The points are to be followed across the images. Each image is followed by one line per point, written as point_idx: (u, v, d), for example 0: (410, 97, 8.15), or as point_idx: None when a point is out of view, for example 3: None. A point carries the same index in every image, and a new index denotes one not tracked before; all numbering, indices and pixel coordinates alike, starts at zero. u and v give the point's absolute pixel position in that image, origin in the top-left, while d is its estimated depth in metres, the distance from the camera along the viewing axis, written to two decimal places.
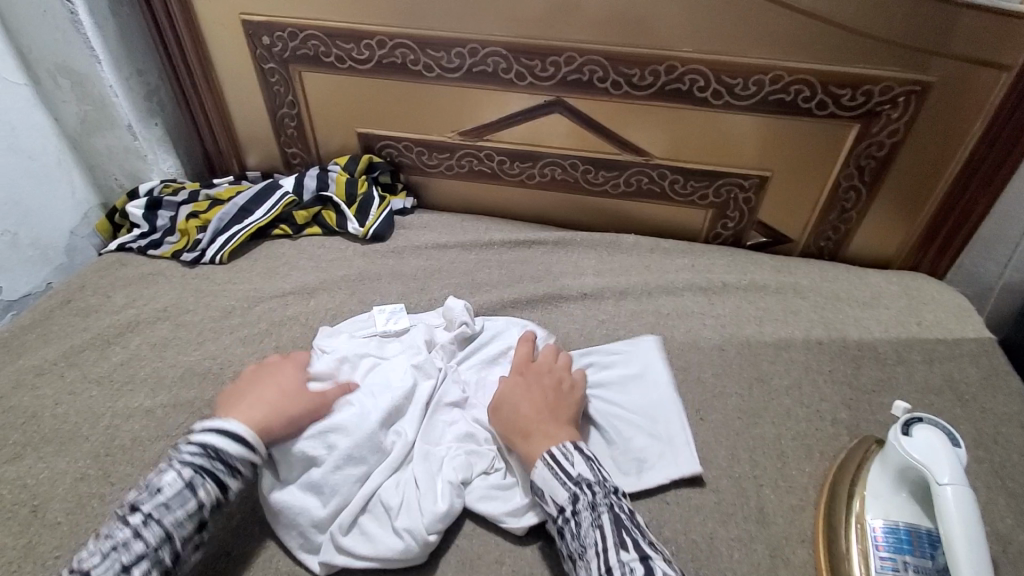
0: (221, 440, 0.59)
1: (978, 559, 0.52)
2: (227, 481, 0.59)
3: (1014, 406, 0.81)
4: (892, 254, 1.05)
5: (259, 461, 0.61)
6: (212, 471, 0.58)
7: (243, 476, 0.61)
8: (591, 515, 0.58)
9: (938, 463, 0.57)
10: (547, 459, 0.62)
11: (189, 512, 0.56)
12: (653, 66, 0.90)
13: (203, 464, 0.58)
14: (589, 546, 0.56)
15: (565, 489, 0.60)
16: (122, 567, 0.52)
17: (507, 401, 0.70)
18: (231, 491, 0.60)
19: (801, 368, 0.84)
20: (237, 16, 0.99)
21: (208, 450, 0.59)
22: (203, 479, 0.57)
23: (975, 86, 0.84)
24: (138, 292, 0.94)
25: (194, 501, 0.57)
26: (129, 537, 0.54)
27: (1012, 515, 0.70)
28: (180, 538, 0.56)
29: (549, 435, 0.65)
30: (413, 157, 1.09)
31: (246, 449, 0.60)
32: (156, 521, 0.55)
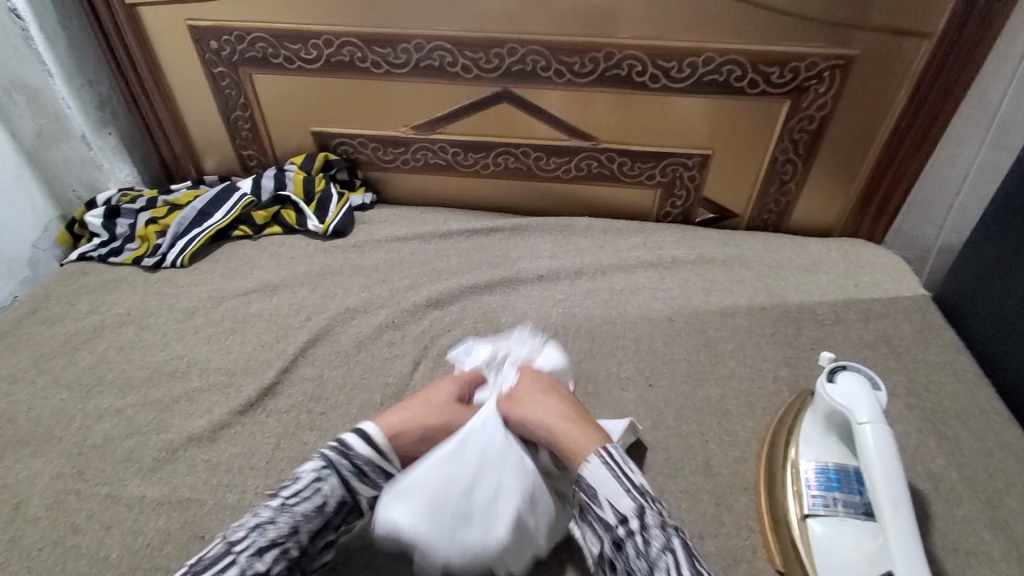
0: (355, 442, 0.63)
1: (894, 485, 0.55)
2: (354, 482, 0.62)
3: (945, 355, 0.86)
4: (832, 223, 1.11)
5: (388, 470, 0.64)
6: (340, 469, 0.61)
7: (372, 481, 0.63)
8: (662, 536, 0.55)
9: (858, 403, 0.61)
10: (603, 456, 0.60)
11: (316, 506, 0.59)
12: (592, 53, 0.94)
13: (335, 461, 0.62)
14: (660, 567, 0.53)
15: (628, 498, 0.58)
16: (257, 547, 0.55)
17: (536, 400, 0.66)
18: (355, 495, 0.62)
19: (746, 333, 0.89)
20: (183, 21, 1.00)
21: (343, 450, 0.62)
22: (331, 474, 0.61)
23: (894, 57, 0.89)
24: (103, 298, 0.95)
25: (322, 496, 0.60)
26: (267, 520, 0.57)
27: (942, 454, 0.74)
28: (306, 532, 0.58)
29: (587, 433, 0.63)
30: (369, 153, 1.11)
31: (375, 453, 0.63)
32: (288, 509, 0.58)
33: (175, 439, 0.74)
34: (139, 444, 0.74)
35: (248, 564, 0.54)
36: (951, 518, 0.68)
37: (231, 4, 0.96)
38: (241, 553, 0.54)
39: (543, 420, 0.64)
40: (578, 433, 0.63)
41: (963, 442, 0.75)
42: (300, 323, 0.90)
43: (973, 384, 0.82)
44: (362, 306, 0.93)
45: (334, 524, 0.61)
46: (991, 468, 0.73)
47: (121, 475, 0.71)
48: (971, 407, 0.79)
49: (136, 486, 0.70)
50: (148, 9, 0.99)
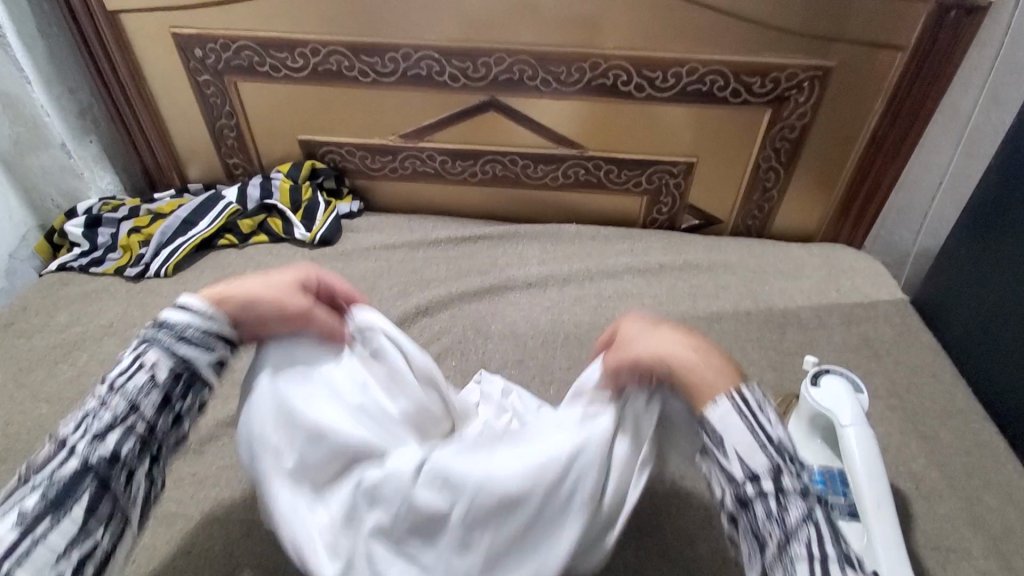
0: (175, 315, 0.53)
1: (878, 488, 0.58)
2: (179, 349, 0.52)
3: (924, 358, 0.88)
4: (814, 229, 1.13)
5: (217, 331, 0.54)
6: (160, 340, 0.52)
7: (201, 346, 0.53)
8: (801, 505, 0.44)
9: (841, 407, 0.63)
10: (735, 402, 0.48)
11: (150, 382, 0.51)
12: (579, 62, 0.95)
13: (160, 338, 0.52)
14: (799, 539, 0.43)
15: (763, 454, 0.46)
16: (94, 434, 0.49)
17: (651, 340, 0.54)
18: (189, 363, 0.53)
19: (732, 337, 0.90)
20: (167, 29, 0.99)
21: (165, 324, 0.53)
22: (150, 347, 0.52)
23: (870, 68, 0.92)
24: (83, 309, 0.93)
25: (149, 370, 0.51)
26: (98, 408, 0.50)
27: (922, 454, 0.76)
28: (148, 410, 0.51)
29: (720, 370, 0.50)
30: (356, 162, 1.11)
31: (197, 317, 0.53)
32: (119, 389, 0.50)
33: None
34: None
35: (91, 451, 0.48)
36: (932, 516, 0.70)
37: (216, 12, 0.96)
38: (79, 444, 0.48)
39: (674, 353, 0.52)
40: (707, 375, 0.50)
41: (942, 442, 0.77)
42: None
43: (951, 385, 0.85)
44: None
45: (174, 396, 0.52)
46: (969, 467, 0.75)
47: None
48: (949, 407, 0.82)
49: None
50: (131, 16, 0.98)
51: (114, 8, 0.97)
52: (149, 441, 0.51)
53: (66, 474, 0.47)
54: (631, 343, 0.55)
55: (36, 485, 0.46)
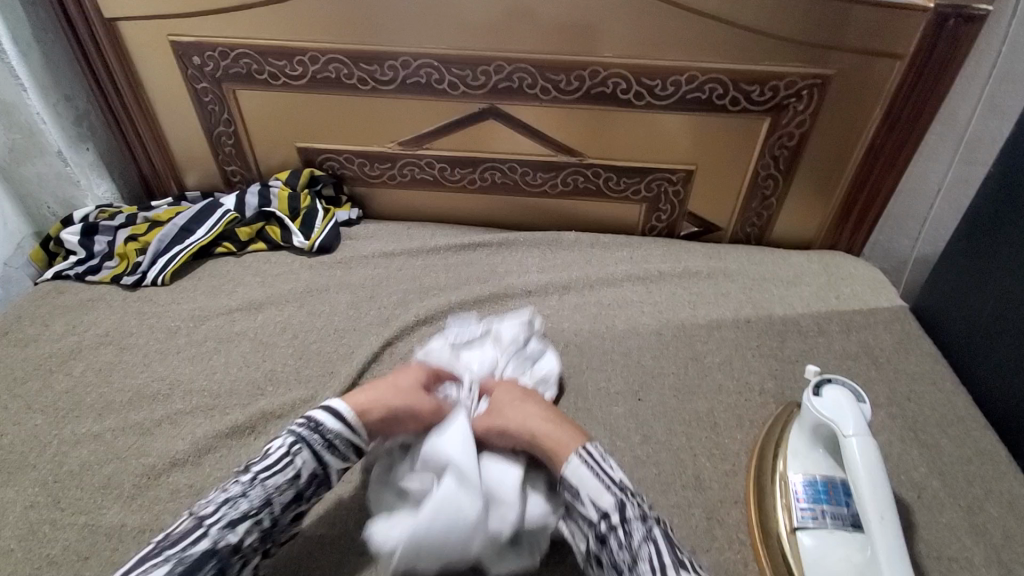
0: (325, 417, 0.64)
1: (881, 498, 0.56)
2: (324, 454, 0.63)
3: (924, 365, 0.88)
4: (813, 236, 1.13)
5: (358, 441, 0.65)
6: (311, 443, 0.62)
7: (339, 453, 0.64)
8: (643, 528, 0.56)
9: (844, 416, 0.62)
10: (583, 456, 0.62)
11: (290, 479, 0.60)
12: (578, 71, 0.95)
13: (304, 434, 0.63)
14: (643, 559, 0.54)
15: (609, 494, 0.59)
16: (228, 521, 0.56)
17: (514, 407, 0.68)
18: (327, 467, 0.63)
19: (732, 345, 0.90)
20: (165, 37, 0.99)
21: (311, 423, 0.64)
22: (302, 448, 0.62)
23: (869, 76, 0.92)
24: (79, 318, 0.93)
25: (295, 468, 0.61)
26: (239, 493, 0.58)
27: (924, 463, 0.76)
28: (278, 505, 0.59)
29: (568, 431, 0.65)
30: (355, 169, 1.11)
31: (345, 426, 0.64)
32: (261, 483, 0.59)
33: (156, 463, 0.72)
34: (118, 470, 0.72)
35: (221, 536, 0.55)
36: (934, 525, 0.69)
37: (215, 21, 0.96)
38: (213, 526, 0.55)
39: (533, 425, 0.66)
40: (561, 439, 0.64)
41: (944, 451, 0.77)
42: (287, 341, 0.89)
43: (951, 393, 0.85)
44: (350, 324, 0.92)
45: (306, 494, 0.62)
46: (970, 475, 0.74)
47: (100, 503, 0.69)
48: (950, 415, 0.81)
49: (115, 513, 0.67)
50: (129, 24, 0.98)
51: (112, 15, 0.97)
52: (270, 534, 0.59)
53: (195, 553, 0.53)
54: (501, 407, 0.69)
55: (167, 559, 0.52)
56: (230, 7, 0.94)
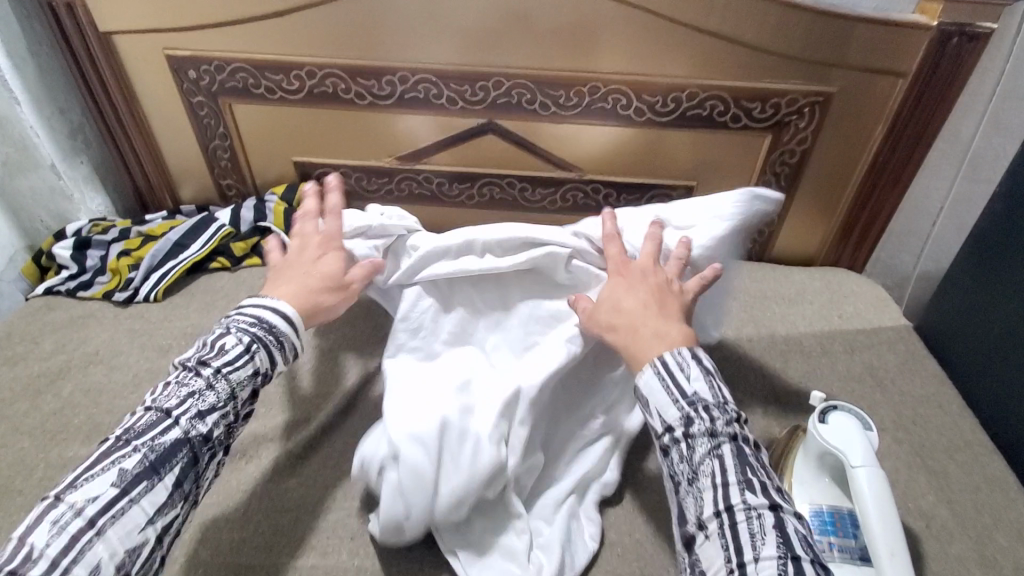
0: (276, 321, 0.65)
1: (892, 530, 0.55)
2: (277, 355, 0.65)
3: (930, 387, 0.87)
4: (815, 252, 1.12)
5: (299, 346, 0.67)
6: (266, 344, 0.63)
7: (289, 355, 0.66)
8: (708, 444, 0.53)
9: (850, 445, 0.60)
10: (657, 367, 0.58)
11: (250, 375, 0.62)
12: (578, 87, 0.94)
13: (260, 335, 0.63)
14: (705, 475, 0.52)
15: (676, 408, 0.56)
16: (197, 412, 0.58)
17: (612, 303, 0.67)
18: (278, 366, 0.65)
19: (735, 366, 0.89)
20: (160, 50, 0.98)
21: (265, 325, 0.64)
22: (260, 348, 0.63)
23: (871, 93, 0.91)
24: (69, 336, 0.91)
25: (253, 367, 0.62)
26: (203, 388, 0.59)
27: (932, 490, 0.74)
28: (241, 400, 0.61)
29: (660, 341, 0.61)
30: (352, 183, 1.10)
31: (293, 328, 0.66)
32: (224, 377, 0.60)
33: None
34: None
35: (191, 426, 0.57)
36: (943, 557, 0.67)
37: (211, 35, 0.95)
38: (182, 418, 0.57)
39: (623, 321, 0.65)
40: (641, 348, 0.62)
41: (952, 477, 0.75)
42: None
43: (958, 416, 0.83)
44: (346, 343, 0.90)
45: (260, 389, 0.64)
46: (979, 504, 0.73)
47: None
48: (957, 440, 0.80)
49: None
50: (124, 37, 0.97)
51: (106, 28, 0.96)
52: (233, 425, 0.61)
53: (166, 442, 0.56)
54: (601, 304, 0.68)
55: (136, 450, 0.55)
56: (226, 21, 0.93)
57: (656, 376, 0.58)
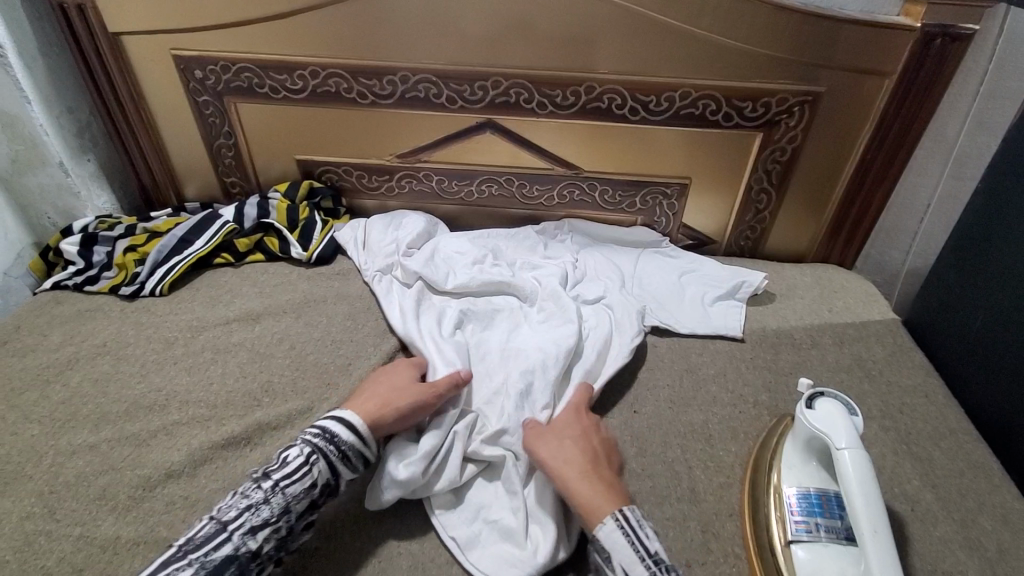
0: (339, 427, 0.68)
1: (874, 510, 0.56)
2: (339, 466, 0.67)
3: (917, 378, 0.89)
4: (806, 249, 1.15)
5: (367, 452, 0.69)
6: (326, 453, 0.66)
7: (352, 464, 0.68)
8: None
9: (836, 429, 0.62)
10: (619, 520, 0.60)
11: (306, 487, 0.63)
12: (574, 86, 0.97)
13: (322, 446, 0.66)
14: None
15: (642, 564, 0.57)
16: (250, 526, 0.59)
17: (559, 442, 0.69)
18: (339, 477, 0.67)
19: (727, 358, 0.91)
20: (167, 51, 1.00)
21: (328, 435, 0.67)
22: (320, 459, 0.65)
23: (858, 93, 0.94)
24: (77, 329, 0.93)
25: (311, 478, 0.64)
26: (261, 500, 0.61)
27: (917, 476, 0.76)
28: (295, 512, 0.62)
29: (606, 491, 0.63)
30: (353, 181, 1.13)
31: (356, 437, 0.68)
32: (282, 490, 0.62)
33: (152, 473, 0.72)
34: (114, 481, 0.71)
35: (242, 541, 0.58)
36: (928, 539, 0.69)
37: (217, 35, 0.97)
38: (236, 531, 0.59)
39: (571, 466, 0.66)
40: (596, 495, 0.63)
41: (936, 464, 0.78)
42: (284, 352, 0.89)
43: (944, 406, 0.85)
44: (348, 335, 0.92)
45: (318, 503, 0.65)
46: (963, 489, 0.75)
47: (95, 514, 0.68)
48: (941, 429, 0.82)
49: (110, 524, 0.67)
50: (132, 38, 0.99)
51: (115, 29, 0.98)
52: (285, 542, 0.61)
53: (218, 557, 0.57)
54: (548, 440, 0.70)
55: (191, 562, 0.56)
56: (232, 22, 0.95)
57: (617, 526, 0.60)
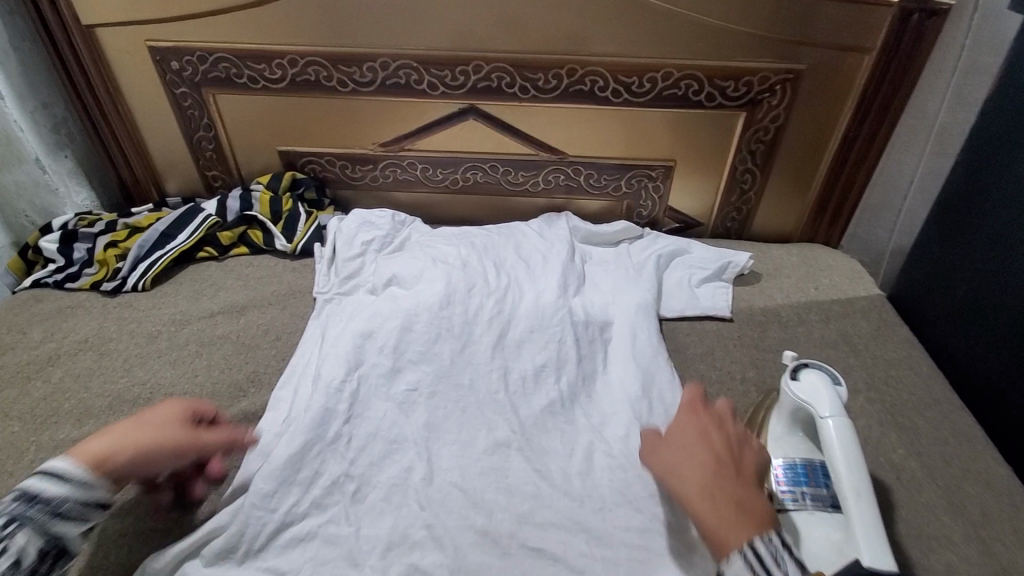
0: (47, 483, 0.52)
1: (857, 476, 0.58)
2: (58, 527, 0.52)
3: (902, 351, 0.90)
4: (791, 230, 1.15)
5: (106, 497, 0.55)
6: (29, 519, 0.50)
7: (79, 517, 0.53)
8: None
9: (820, 400, 0.63)
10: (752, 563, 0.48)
11: (11, 569, 0.48)
12: (556, 69, 0.96)
13: (18, 512, 0.50)
14: None
15: None
16: None
17: (674, 449, 0.57)
18: (65, 538, 0.52)
19: (715, 338, 0.91)
20: (143, 42, 0.98)
21: (28, 496, 0.51)
22: (15, 528, 0.49)
23: (840, 70, 0.94)
24: (58, 325, 0.92)
25: (12, 556, 0.49)
26: None
27: (902, 445, 0.77)
28: None
29: (734, 523, 0.50)
30: (337, 171, 1.12)
31: (75, 488, 0.53)
32: None
33: None
34: None
35: None
36: (914, 506, 0.70)
37: (194, 25, 0.96)
38: None
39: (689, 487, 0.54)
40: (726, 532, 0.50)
41: (921, 433, 0.78)
42: (270, 343, 0.88)
43: (928, 377, 0.86)
44: None
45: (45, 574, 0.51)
46: (948, 456, 0.75)
47: None
48: (926, 399, 0.83)
49: None
50: (106, 29, 0.97)
51: (89, 22, 0.97)
52: None
53: None
54: (662, 452, 0.58)
55: None
56: (209, 12, 0.94)
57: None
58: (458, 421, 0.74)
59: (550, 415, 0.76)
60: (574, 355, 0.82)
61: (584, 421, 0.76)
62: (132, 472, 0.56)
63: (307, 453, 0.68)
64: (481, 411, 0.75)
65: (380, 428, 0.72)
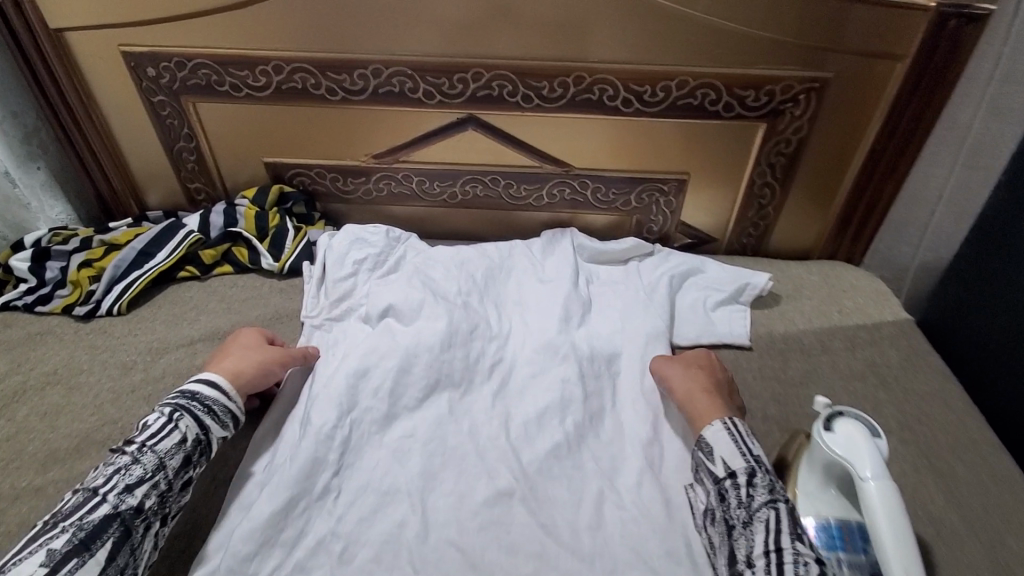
0: (202, 387, 0.67)
1: (905, 548, 0.52)
2: (208, 422, 0.65)
3: (935, 384, 0.83)
4: (811, 246, 1.08)
5: (235, 406, 0.68)
6: (190, 410, 0.64)
7: (222, 417, 0.66)
8: (766, 495, 0.58)
9: (860, 456, 0.57)
10: (726, 425, 0.66)
11: (179, 444, 0.61)
12: (562, 77, 0.89)
13: (183, 403, 0.64)
14: (758, 519, 0.57)
15: (741, 459, 0.62)
16: (125, 485, 0.56)
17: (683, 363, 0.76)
18: (209, 433, 0.64)
19: (732, 368, 0.85)
20: (116, 47, 0.91)
21: (188, 394, 0.66)
22: (182, 414, 0.63)
23: (869, 78, 0.87)
24: (26, 354, 0.85)
25: (181, 434, 0.62)
26: (129, 463, 0.58)
27: (940, 494, 0.70)
28: (172, 469, 0.60)
29: (715, 406, 0.69)
30: (328, 184, 1.05)
31: (218, 392, 0.67)
32: (151, 449, 0.59)
33: None
34: None
35: (120, 500, 0.55)
36: (957, 566, 0.63)
37: (171, 29, 0.89)
38: (110, 493, 0.56)
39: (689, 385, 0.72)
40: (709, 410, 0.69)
41: (960, 479, 0.72)
42: None
43: (964, 414, 0.79)
44: None
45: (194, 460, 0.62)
46: (991, 507, 0.69)
47: None
48: (963, 439, 0.76)
49: None
50: (77, 33, 0.90)
51: (57, 26, 0.90)
52: (167, 499, 0.59)
53: (95, 520, 0.54)
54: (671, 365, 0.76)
55: (65, 530, 0.53)
56: (185, 14, 0.87)
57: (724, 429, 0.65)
58: (455, 470, 0.68)
59: (555, 459, 0.69)
60: (580, 395, 0.75)
61: (591, 468, 0.69)
62: (248, 389, 0.71)
63: (290, 509, 0.62)
64: (479, 458, 0.69)
65: (371, 480, 0.66)
